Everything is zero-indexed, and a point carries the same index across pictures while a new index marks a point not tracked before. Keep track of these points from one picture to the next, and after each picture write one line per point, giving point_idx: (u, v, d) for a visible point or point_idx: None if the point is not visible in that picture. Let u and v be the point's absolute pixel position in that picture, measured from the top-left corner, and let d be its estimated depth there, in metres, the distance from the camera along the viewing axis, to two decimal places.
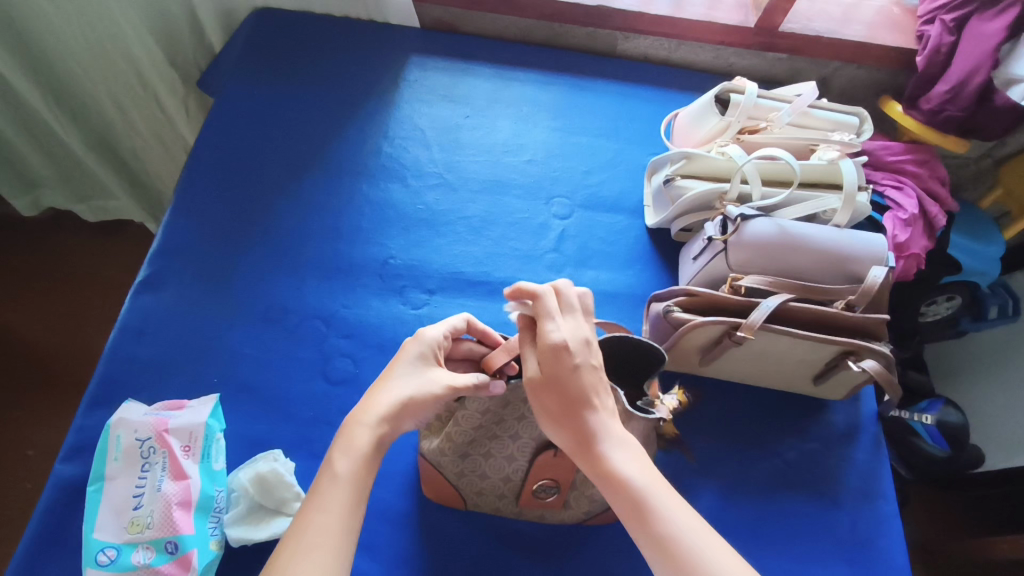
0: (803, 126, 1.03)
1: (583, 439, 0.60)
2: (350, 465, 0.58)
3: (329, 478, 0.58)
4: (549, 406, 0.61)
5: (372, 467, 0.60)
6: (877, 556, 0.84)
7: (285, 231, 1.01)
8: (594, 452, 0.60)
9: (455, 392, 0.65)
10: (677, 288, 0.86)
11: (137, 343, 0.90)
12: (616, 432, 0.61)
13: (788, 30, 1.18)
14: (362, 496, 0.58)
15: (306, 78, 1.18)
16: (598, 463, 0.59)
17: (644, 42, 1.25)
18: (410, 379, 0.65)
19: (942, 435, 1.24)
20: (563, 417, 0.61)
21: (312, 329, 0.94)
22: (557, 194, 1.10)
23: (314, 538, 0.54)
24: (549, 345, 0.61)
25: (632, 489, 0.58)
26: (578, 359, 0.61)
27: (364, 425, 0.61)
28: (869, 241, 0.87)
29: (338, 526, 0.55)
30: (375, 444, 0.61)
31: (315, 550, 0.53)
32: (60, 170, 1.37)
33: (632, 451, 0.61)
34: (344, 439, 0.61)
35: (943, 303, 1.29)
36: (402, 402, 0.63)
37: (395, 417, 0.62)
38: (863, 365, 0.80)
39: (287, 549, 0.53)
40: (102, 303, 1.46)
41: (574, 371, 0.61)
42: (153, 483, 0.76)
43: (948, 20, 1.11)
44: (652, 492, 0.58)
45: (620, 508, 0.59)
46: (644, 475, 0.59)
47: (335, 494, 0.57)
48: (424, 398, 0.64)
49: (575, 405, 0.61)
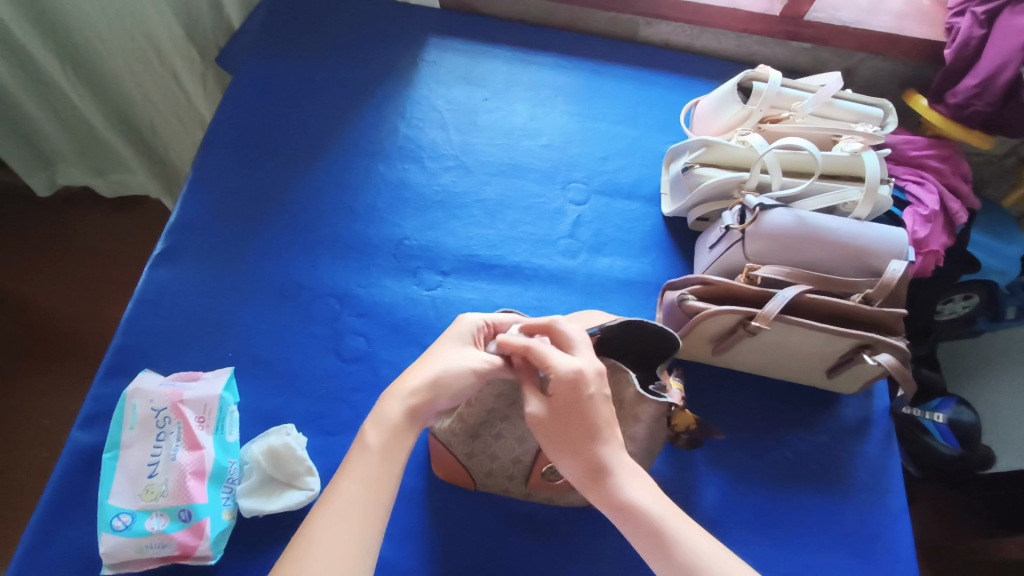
0: (826, 116, 1.01)
1: (595, 471, 0.60)
2: (381, 436, 0.59)
3: (360, 449, 0.59)
4: (559, 441, 0.61)
5: (403, 439, 0.60)
6: (884, 551, 0.84)
7: (301, 209, 1.02)
8: (607, 483, 0.60)
9: (490, 370, 0.66)
10: (692, 277, 0.85)
11: (153, 314, 0.91)
12: (629, 464, 0.61)
13: (814, 19, 1.16)
14: (392, 467, 0.58)
15: (324, 55, 1.17)
16: (613, 495, 0.59)
17: (666, 28, 1.23)
18: (445, 356, 0.66)
19: (953, 434, 1.23)
20: (575, 450, 0.61)
21: (325, 307, 0.94)
22: (574, 179, 1.09)
23: (345, 506, 0.54)
24: (565, 377, 0.61)
25: (647, 517, 0.58)
26: (591, 390, 0.62)
27: (398, 398, 0.61)
28: (888, 233, 0.86)
29: (367, 495, 0.55)
30: (407, 415, 0.61)
31: (344, 517, 0.53)
32: (77, 144, 1.37)
33: (646, 482, 0.61)
34: (376, 410, 0.61)
35: (960, 301, 1.29)
36: (437, 377, 0.63)
37: (430, 392, 0.62)
38: (879, 359, 0.80)
39: (318, 515, 0.54)
40: (117, 277, 1.47)
41: (587, 401, 0.61)
42: (168, 453, 0.77)
43: (978, 12, 1.07)
44: (670, 522, 0.58)
45: (639, 540, 0.58)
46: (659, 506, 0.59)
47: (366, 464, 0.57)
48: (460, 373, 0.64)
49: (587, 437, 0.61)
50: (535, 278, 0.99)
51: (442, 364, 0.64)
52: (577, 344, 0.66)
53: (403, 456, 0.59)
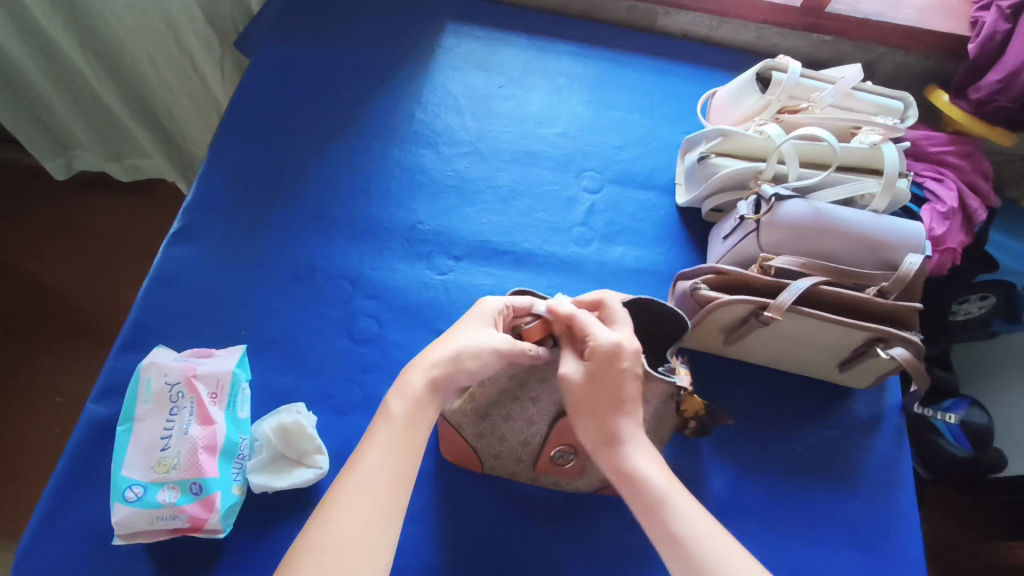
0: (845, 108, 1.00)
1: (608, 438, 0.63)
2: (404, 406, 0.61)
3: (385, 418, 0.61)
4: (583, 403, 0.63)
5: (426, 410, 0.62)
6: (892, 546, 0.83)
7: (316, 193, 1.02)
8: (616, 451, 0.62)
9: (512, 350, 0.66)
10: (706, 266, 0.84)
11: (169, 291, 0.92)
12: (640, 438, 0.63)
13: (835, 12, 1.15)
14: (416, 437, 0.60)
15: (341, 40, 1.18)
16: (618, 463, 0.62)
17: (685, 18, 1.22)
18: (466, 334, 0.66)
19: (965, 436, 1.22)
20: (594, 415, 0.63)
21: (338, 288, 0.95)
22: (588, 168, 1.09)
23: (371, 472, 0.56)
24: (604, 348, 0.63)
25: (649, 486, 0.60)
26: (627, 364, 0.64)
27: (420, 370, 0.63)
28: (905, 227, 0.85)
29: (392, 463, 0.57)
30: (428, 387, 0.62)
31: (371, 485, 0.56)
32: (95, 129, 1.38)
33: (655, 456, 0.63)
34: (400, 381, 0.63)
35: (976, 302, 1.25)
36: (457, 353, 0.64)
37: (452, 366, 0.63)
38: (893, 352, 0.79)
39: (344, 480, 0.56)
40: (132, 259, 1.49)
41: (621, 373, 0.63)
42: (180, 427, 0.77)
43: (1004, 7, 1.05)
44: (669, 494, 0.60)
45: (635, 505, 0.61)
46: (663, 479, 0.61)
47: (391, 433, 0.59)
48: (480, 351, 0.64)
49: (611, 407, 0.63)
50: (548, 265, 0.99)
51: (463, 342, 0.65)
52: (619, 317, 0.69)
53: (426, 428, 0.61)
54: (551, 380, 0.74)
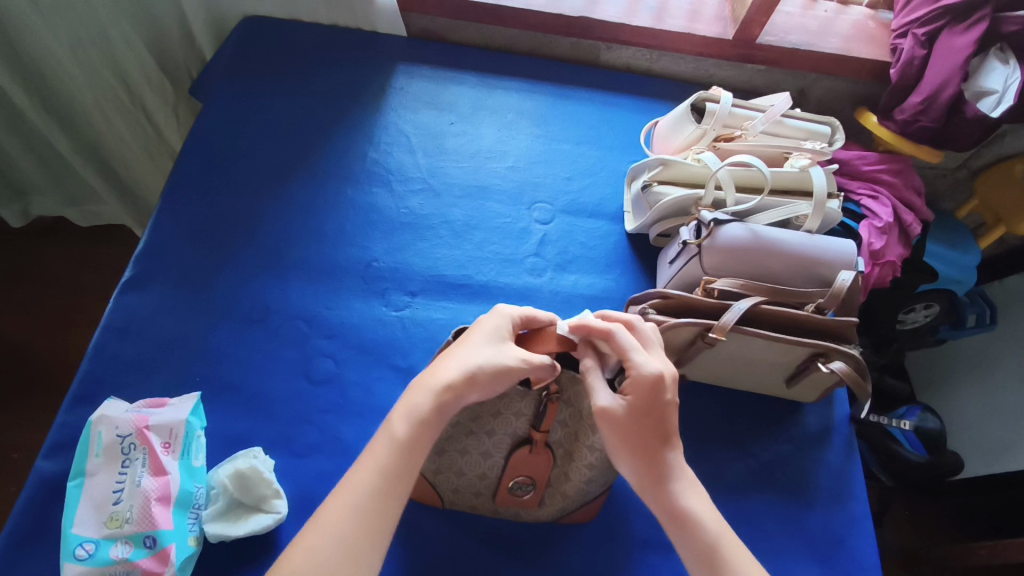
0: (776, 134, 1.06)
1: (653, 479, 0.64)
2: (408, 428, 0.62)
3: (385, 437, 0.62)
4: (628, 441, 0.63)
5: (426, 433, 0.62)
6: (848, 557, 0.85)
7: (272, 235, 1.03)
8: (667, 489, 0.63)
9: (527, 368, 0.64)
10: (652, 291, 0.86)
11: (121, 341, 0.91)
12: (689, 476, 0.65)
13: (766, 43, 1.21)
14: (412, 462, 0.62)
15: (293, 84, 1.20)
16: (670, 506, 0.63)
17: (627, 53, 1.28)
18: (479, 349, 0.65)
19: (920, 441, 1.25)
20: (632, 457, 0.64)
21: (294, 329, 0.95)
22: (539, 200, 1.12)
23: (360, 498, 0.58)
24: (647, 376, 0.63)
25: (702, 531, 0.62)
26: (669, 395, 0.64)
27: (428, 389, 0.63)
28: (838, 245, 0.90)
29: (382, 486, 0.59)
30: (435, 409, 0.63)
31: (356, 510, 0.58)
32: (51, 174, 1.39)
33: (704, 496, 0.64)
34: (408, 399, 0.64)
35: (921, 311, 1.31)
36: (470, 372, 0.63)
37: (462, 386, 0.63)
38: (832, 366, 0.82)
39: (335, 502, 0.58)
40: (90, 307, 1.47)
41: (665, 406, 0.63)
42: (133, 479, 0.76)
43: (920, 34, 1.12)
44: (721, 538, 0.62)
45: (687, 549, 0.63)
46: (715, 523, 0.63)
47: (387, 452, 0.61)
48: (494, 369, 0.63)
49: (660, 444, 0.64)
50: (502, 297, 1.01)
51: (477, 359, 0.64)
52: (651, 341, 0.68)
53: (423, 452, 0.62)
54: (505, 415, 0.72)
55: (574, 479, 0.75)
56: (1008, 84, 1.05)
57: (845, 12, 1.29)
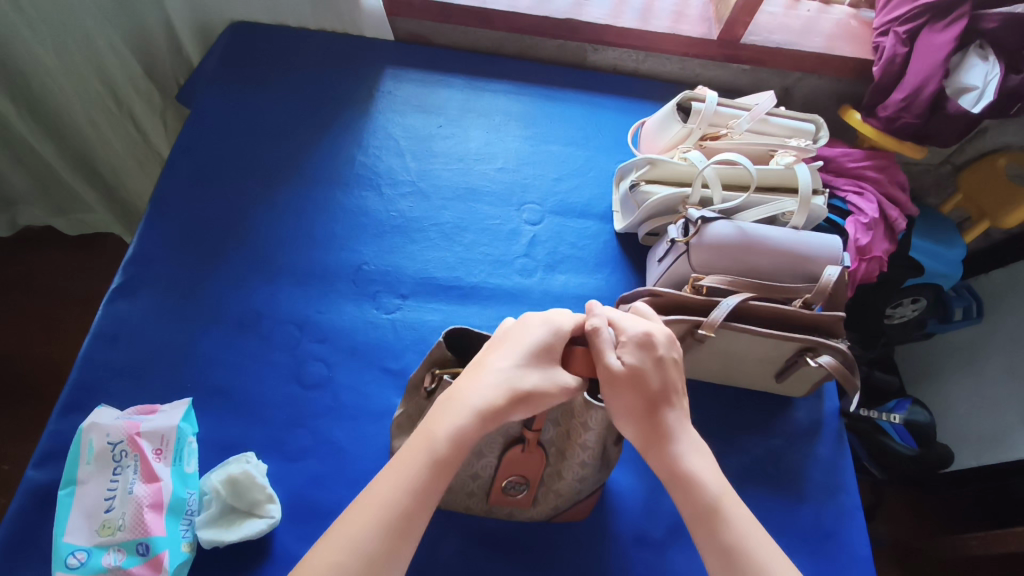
0: (761, 132, 1.07)
1: (655, 438, 0.63)
2: (447, 446, 0.57)
3: (419, 453, 0.58)
4: (630, 400, 0.63)
5: (465, 453, 0.58)
6: (839, 549, 0.86)
7: (261, 240, 1.03)
8: (669, 449, 0.62)
9: (567, 391, 0.62)
10: (641, 289, 0.87)
11: (111, 349, 0.90)
12: (691, 437, 0.64)
13: (750, 42, 1.22)
14: (442, 477, 0.58)
15: (282, 89, 1.20)
16: (672, 464, 0.62)
17: (613, 54, 1.29)
18: (527, 366, 0.61)
19: (909, 433, 1.27)
20: (633, 414, 0.63)
21: (285, 334, 0.95)
22: (528, 201, 1.13)
23: (383, 510, 0.55)
24: (638, 334, 0.65)
25: (704, 492, 0.60)
26: (661, 353, 0.65)
27: (474, 409, 0.59)
28: (823, 240, 0.91)
29: (411, 500, 0.56)
30: (477, 429, 0.58)
31: (380, 522, 0.54)
32: (38, 184, 1.38)
33: (709, 460, 0.63)
34: (450, 416, 0.58)
35: (909, 304, 1.32)
36: (520, 391, 0.59)
37: (510, 407, 0.59)
38: (820, 361, 0.83)
39: (356, 513, 0.55)
40: (79, 315, 1.46)
41: (659, 361, 0.64)
42: (125, 486, 0.76)
43: (901, 32, 1.14)
44: (725, 502, 0.60)
45: (689, 512, 0.61)
46: (720, 486, 0.61)
47: (420, 466, 0.57)
48: (542, 390, 0.60)
49: (658, 403, 0.63)
50: (493, 299, 1.02)
51: (524, 378, 0.60)
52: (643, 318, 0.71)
53: (456, 471, 0.59)
54: (496, 416, 0.71)
55: (567, 477, 0.76)
56: (987, 81, 1.07)
57: (827, 11, 1.30)
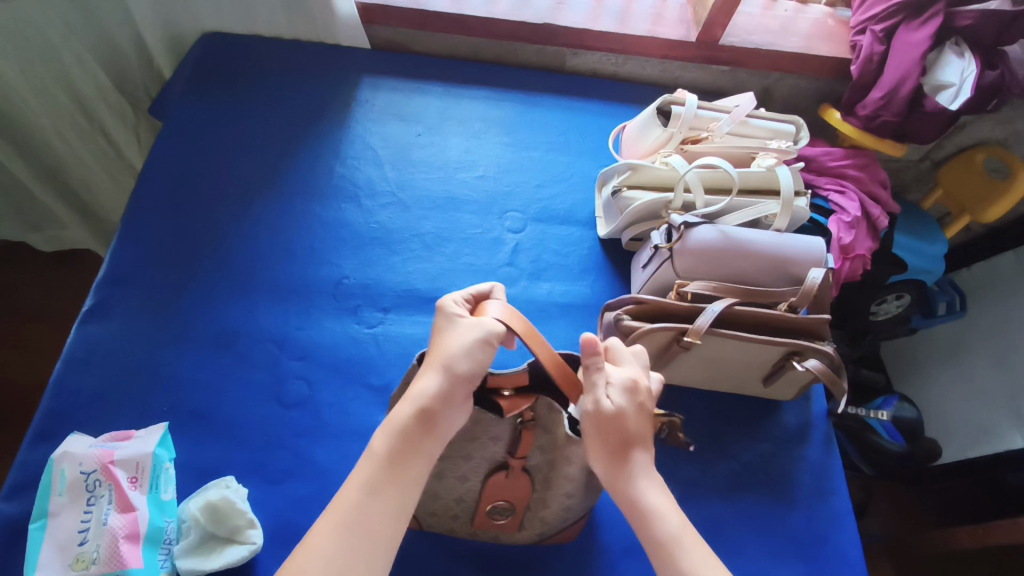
0: (742, 134, 1.07)
1: (622, 477, 0.61)
2: (388, 441, 0.58)
3: (370, 458, 0.59)
4: (604, 440, 0.61)
5: (413, 445, 0.59)
6: (832, 553, 0.86)
7: (238, 256, 1.00)
8: (627, 485, 0.61)
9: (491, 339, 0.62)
10: (625, 297, 0.86)
11: (83, 373, 0.88)
12: (653, 475, 0.62)
13: (728, 44, 1.22)
14: (403, 479, 0.58)
15: (257, 99, 1.18)
16: (632, 500, 0.60)
17: (592, 58, 1.28)
18: (446, 343, 0.62)
19: (897, 430, 1.26)
20: (605, 453, 0.62)
21: (264, 352, 0.93)
22: (510, 209, 1.11)
23: (348, 518, 0.54)
24: (623, 379, 0.63)
25: (663, 531, 0.59)
26: (642, 399, 0.63)
27: (409, 401, 0.60)
28: (807, 243, 0.90)
29: (374, 505, 0.55)
30: (419, 417, 0.59)
31: (346, 531, 0.53)
32: (8, 202, 1.32)
33: (667, 494, 0.61)
34: (389, 417, 0.61)
35: (893, 302, 1.33)
36: (445, 365, 0.60)
37: (443, 383, 0.60)
38: (807, 364, 0.82)
39: (326, 525, 0.54)
40: (54, 335, 1.42)
41: (641, 406, 0.63)
42: (99, 517, 0.73)
43: (877, 30, 1.13)
44: (684, 538, 0.58)
45: (649, 546, 0.59)
46: (679, 523, 0.59)
47: (374, 471, 0.57)
48: (467, 354, 0.60)
49: (627, 443, 0.62)
50: None
51: (444, 353, 0.61)
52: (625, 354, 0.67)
53: (414, 466, 0.58)
54: (480, 441, 0.69)
55: (552, 506, 0.74)
56: (964, 76, 1.07)
57: (804, 10, 1.31)
